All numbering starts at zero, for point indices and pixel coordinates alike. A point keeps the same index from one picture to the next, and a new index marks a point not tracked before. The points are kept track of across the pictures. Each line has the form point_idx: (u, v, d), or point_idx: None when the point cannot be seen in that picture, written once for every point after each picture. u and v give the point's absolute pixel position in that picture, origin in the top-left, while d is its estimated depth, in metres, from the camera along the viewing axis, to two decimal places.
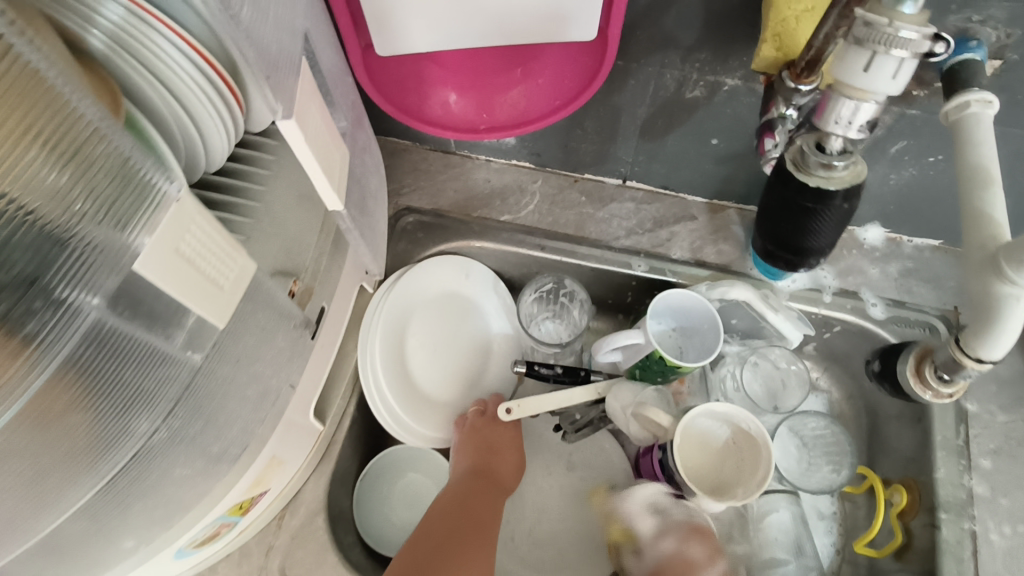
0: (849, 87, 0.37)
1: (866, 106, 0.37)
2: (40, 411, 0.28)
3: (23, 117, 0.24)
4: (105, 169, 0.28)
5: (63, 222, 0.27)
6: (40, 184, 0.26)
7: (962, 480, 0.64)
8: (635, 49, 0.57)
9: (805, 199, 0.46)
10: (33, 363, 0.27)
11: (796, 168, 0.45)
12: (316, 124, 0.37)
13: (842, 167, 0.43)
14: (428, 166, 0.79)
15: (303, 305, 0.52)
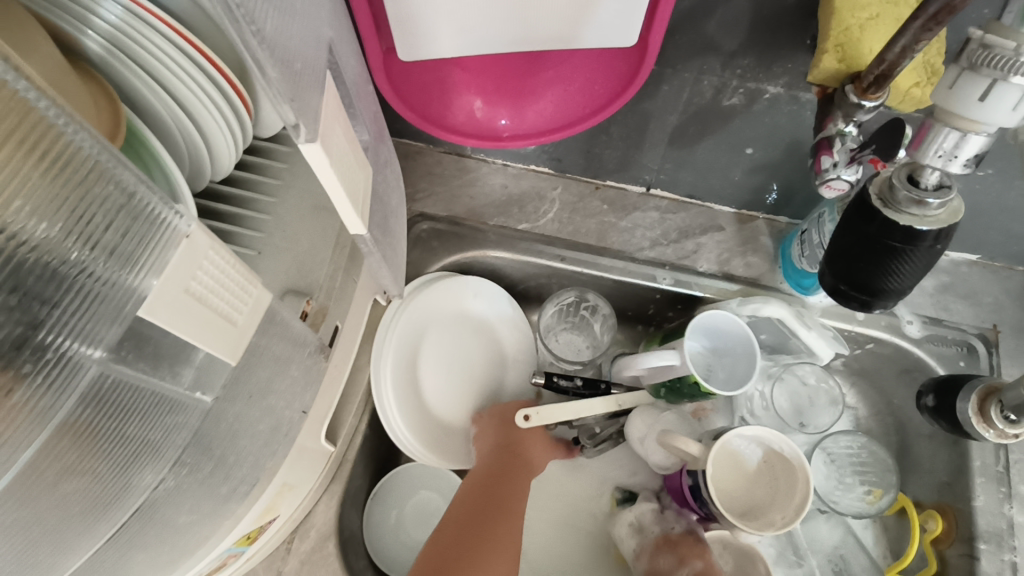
0: (962, 117, 0.39)
1: (977, 138, 0.39)
2: (35, 482, 0.25)
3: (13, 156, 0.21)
4: (107, 207, 0.25)
5: (58, 268, 0.24)
6: (35, 226, 0.22)
7: (1002, 509, 0.61)
8: (672, 53, 0.53)
9: (891, 237, 0.42)
10: (29, 426, 0.24)
11: (883, 204, 0.42)
12: (341, 142, 0.33)
13: (937, 206, 0.40)
14: (442, 170, 0.75)
15: (317, 327, 0.48)
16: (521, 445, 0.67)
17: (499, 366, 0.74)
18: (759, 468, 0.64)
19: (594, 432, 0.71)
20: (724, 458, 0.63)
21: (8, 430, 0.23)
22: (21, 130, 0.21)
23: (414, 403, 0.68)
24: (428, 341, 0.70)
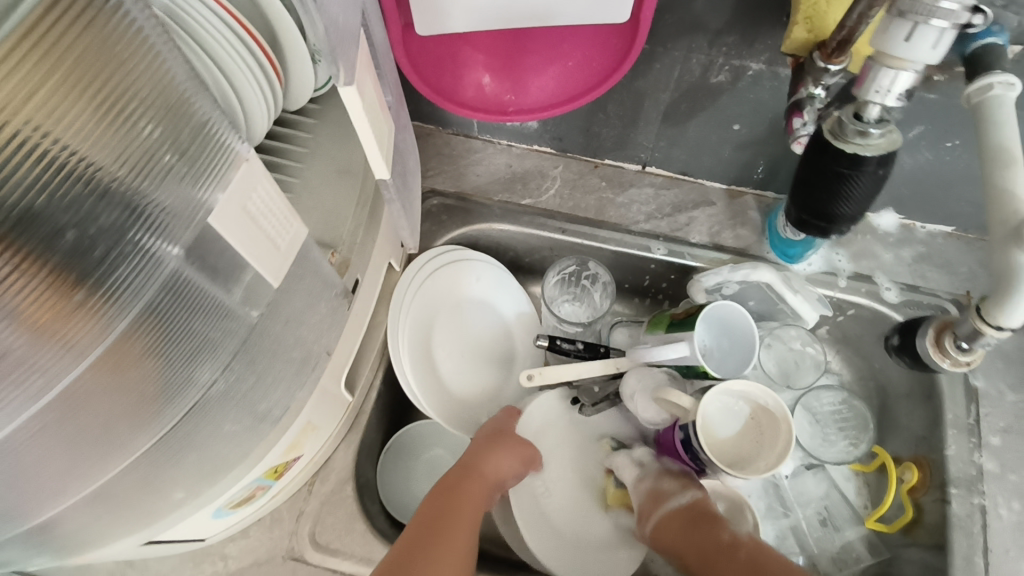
0: (892, 57, 0.39)
1: (904, 74, 0.39)
2: (120, 356, 0.30)
3: (127, 76, 0.26)
4: (192, 129, 0.30)
5: (152, 178, 0.29)
6: (134, 137, 0.27)
7: (972, 457, 0.66)
8: (663, 33, 0.58)
9: (839, 164, 0.48)
10: (120, 306, 0.29)
11: (833, 137, 0.47)
12: (369, 92, 0.38)
13: (878, 137, 0.46)
14: (451, 150, 0.81)
15: (342, 275, 0.54)
16: (484, 460, 0.65)
17: (504, 342, 0.80)
18: (747, 423, 0.69)
19: (594, 391, 0.76)
20: (715, 411, 0.68)
21: (105, 304, 0.28)
22: (135, 55, 0.26)
23: (428, 371, 0.72)
24: (440, 318, 0.76)
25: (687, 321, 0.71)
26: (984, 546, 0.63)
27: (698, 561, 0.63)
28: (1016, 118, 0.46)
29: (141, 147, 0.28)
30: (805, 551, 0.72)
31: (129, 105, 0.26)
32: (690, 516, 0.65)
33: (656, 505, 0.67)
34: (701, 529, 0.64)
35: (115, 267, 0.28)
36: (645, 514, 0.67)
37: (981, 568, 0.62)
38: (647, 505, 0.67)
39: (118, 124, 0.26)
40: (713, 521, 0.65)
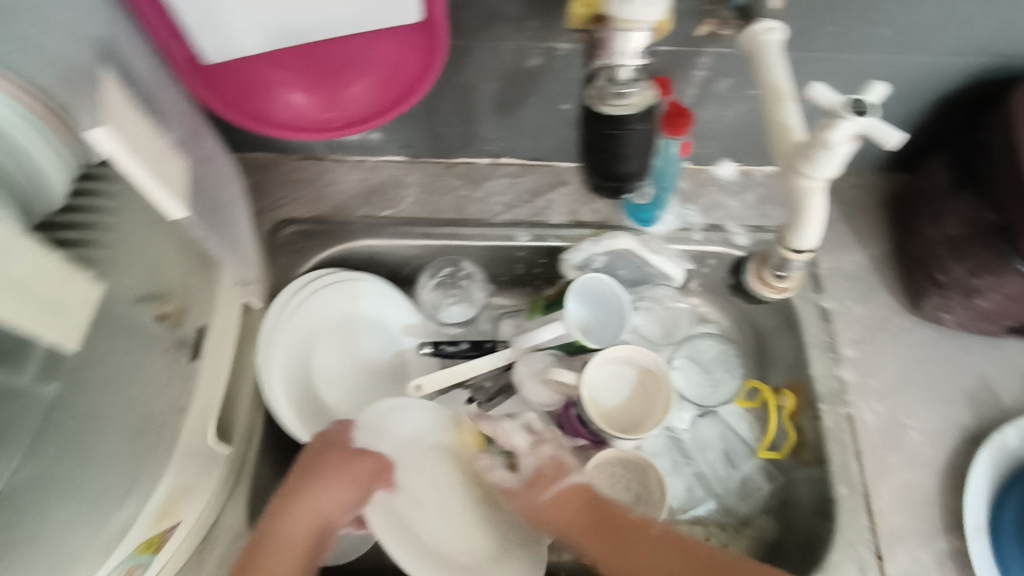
0: (621, 19, 0.42)
1: (637, 34, 0.42)
2: None
3: None
4: None
5: None
6: None
7: (833, 371, 0.72)
8: (468, 26, 0.59)
9: (606, 127, 0.48)
10: None
11: (595, 101, 0.47)
12: (135, 126, 0.37)
13: (632, 96, 0.47)
14: (300, 175, 0.79)
15: (178, 326, 0.51)
16: (303, 502, 0.57)
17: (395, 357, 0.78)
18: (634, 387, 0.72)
19: (487, 388, 0.77)
20: (601, 381, 0.71)
21: None
22: None
23: (313, 409, 0.71)
24: (320, 350, 0.74)
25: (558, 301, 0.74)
26: (856, 450, 0.68)
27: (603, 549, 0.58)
28: (785, 58, 0.50)
29: None
30: (712, 495, 0.76)
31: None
32: (580, 504, 0.61)
33: (556, 475, 0.63)
34: (608, 520, 0.59)
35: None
36: (537, 486, 0.63)
37: (857, 471, 0.67)
38: (547, 474, 0.64)
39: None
40: (618, 508, 0.61)
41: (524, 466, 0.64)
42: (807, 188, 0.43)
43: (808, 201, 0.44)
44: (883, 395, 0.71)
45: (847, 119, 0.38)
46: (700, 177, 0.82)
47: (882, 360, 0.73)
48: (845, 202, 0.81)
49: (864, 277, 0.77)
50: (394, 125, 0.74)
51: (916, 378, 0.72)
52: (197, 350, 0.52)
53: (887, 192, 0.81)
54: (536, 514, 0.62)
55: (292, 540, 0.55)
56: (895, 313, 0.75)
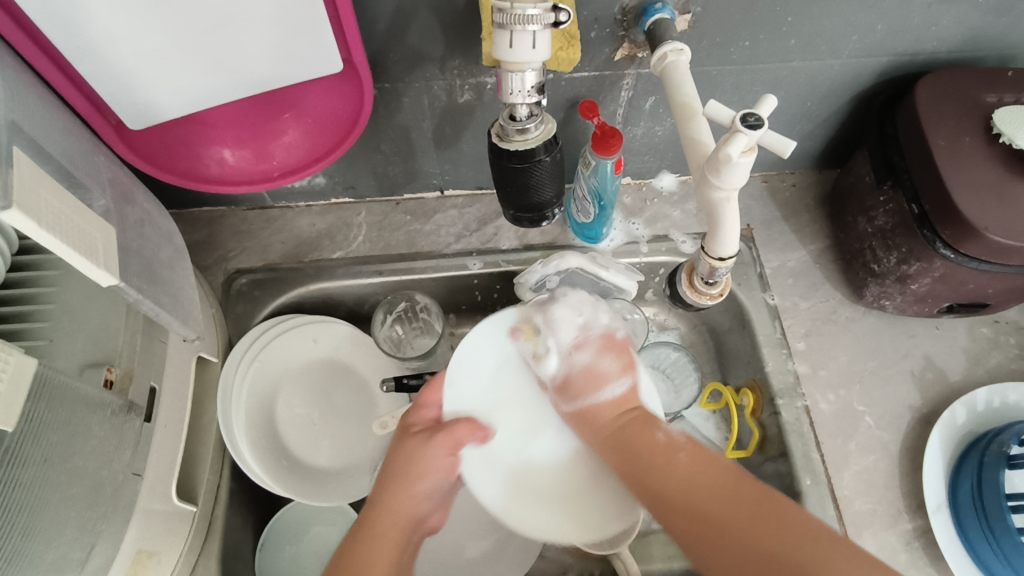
0: (510, 62, 0.42)
1: (528, 74, 0.43)
2: None
3: None
4: None
5: None
6: None
7: (787, 366, 0.74)
8: (394, 70, 0.61)
9: (512, 161, 0.51)
10: None
11: (501, 140, 0.50)
12: (61, 205, 0.38)
13: (533, 130, 0.50)
14: (249, 226, 0.80)
15: (126, 390, 0.51)
16: (394, 497, 0.58)
17: (359, 395, 0.78)
18: None
19: None
20: None
21: None
22: None
23: (278, 457, 0.71)
24: (283, 397, 0.75)
25: None
26: (816, 441, 0.70)
27: (636, 471, 0.55)
28: (692, 78, 0.53)
29: None
30: None
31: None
32: (629, 410, 0.59)
33: (589, 388, 0.60)
34: (630, 435, 0.57)
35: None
36: (572, 386, 0.60)
37: (819, 461, 0.69)
38: (578, 384, 0.60)
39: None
40: (644, 421, 0.58)
41: (578, 359, 0.61)
42: (720, 200, 0.45)
43: (724, 211, 0.45)
44: (836, 384, 0.73)
45: (741, 133, 0.40)
46: (642, 191, 0.84)
47: (831, 350, 0.75)
48: (784, 202, 0.84)
49: (808, 272, 0.80)
50: (338, 170, 0.75)
51: (866, 366, 0.74)
52: (148, 412, 0.52)
53: (822, 188, 0.84)
54: (580, 427, 0.59)
55: (394, 518, 0.58)
56: (840, 304, 0.78)
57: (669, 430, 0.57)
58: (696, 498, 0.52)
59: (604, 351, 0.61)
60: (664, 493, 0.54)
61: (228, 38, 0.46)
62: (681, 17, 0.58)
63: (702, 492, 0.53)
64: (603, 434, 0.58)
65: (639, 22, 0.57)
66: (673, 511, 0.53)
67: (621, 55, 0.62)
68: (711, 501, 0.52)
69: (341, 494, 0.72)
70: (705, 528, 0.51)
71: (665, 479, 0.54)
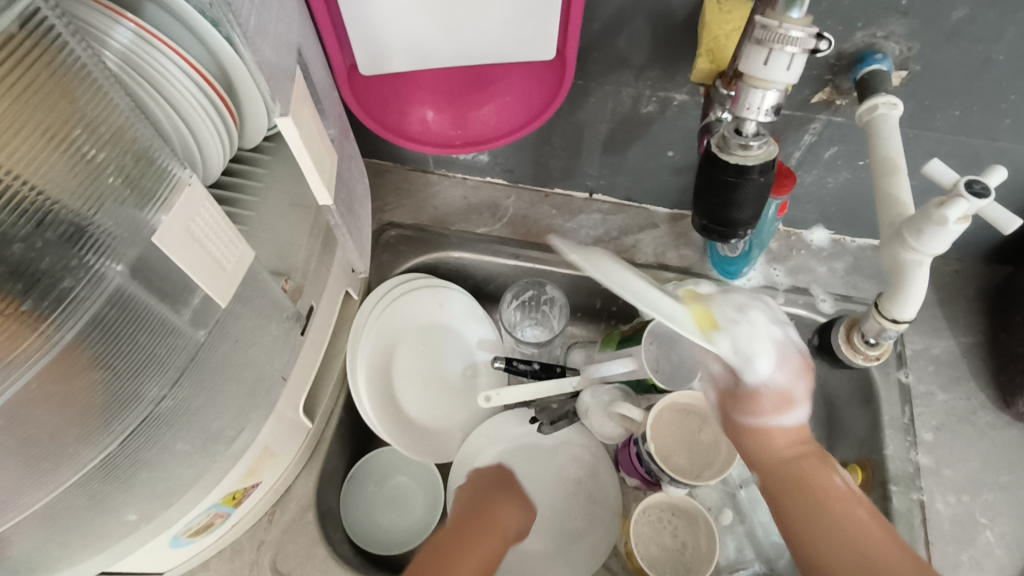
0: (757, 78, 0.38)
1: (771, 93, 0.39)
2: (52, 382, 0.31)
3: (59, 113, 0.29)
4: (106, 154, 0.32)
5: (82, 207, 0.31)
6: (54, 175, 0.29)
7: (909, 454, 0.69)
8: (592, 69, 0.63)
9: (726, 175, 0.43)
10: (49, 335, 0.30)
11: (719, 150, 0.44)
12: (309, 126, 0.43)
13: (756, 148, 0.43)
14: (409, 185, 0.85)
15: (295, 301, 0.56)
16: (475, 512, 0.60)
17: (467, 366, 0.82)
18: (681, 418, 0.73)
19: (553, 409, 0.78)
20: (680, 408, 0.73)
21: (26, 343, 0.30)
22: (38, 77, 0.27)
23: (388, 403, 0.75)
24: (402, 348, 0.79)
25: (634, 336, 0.74)
26: (925, 540, 0.65)
27: (794, 498, 0.52)
28: (899, 133, 0.51)
29: (75, 171, 0.30)
30: (762, 558, 0.72)
31: (71, 136, 0.30)
32: (807, 442, 0.55)
33: (780, 408, 0.54)
34: (808, 480, 0.52)
35: (54, 294, 0.30)
36: (758, 403, 0.54)
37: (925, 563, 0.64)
38: (768, 401, 0.54)
39: (58, 156, 0.29)
40: (824, 463, 0.53)
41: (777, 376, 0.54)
42: (913, 262, 0.44)
43: (911, 273, 0.44)
44: (961, 487, 0.68)
45: (963, 198, 0.39)
46: (791, 240, 0.82)
47: (963, 451, 0.70)
48: (941, 286, 0.79)
49: (953, 364, 0.74)
50: (504, 151, 0.78)
51: (998, 479, 0.69)
52: (305, 325, 0.57)
53: (988, 282, 0.79)
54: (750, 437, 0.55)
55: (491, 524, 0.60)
56: (983, 406, 0.72)
57: (846, 476, 0.53)
58: (853, 536, 0.50)
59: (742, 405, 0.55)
60: (794, 503, 0.52)
61: (470, 11, 0.51)
62: (896, 72, 0.56)
63: (874, 551, 0.49)
64: (784, 474, 0.53)
65: (852, 70, 0.56)
66: (797, 528, 0.51)
67: (819, 98, 0.61)
68: (860, 545, 0.49)
69: (433, 452, 0.77)
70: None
71: (830, 519, 0.51)
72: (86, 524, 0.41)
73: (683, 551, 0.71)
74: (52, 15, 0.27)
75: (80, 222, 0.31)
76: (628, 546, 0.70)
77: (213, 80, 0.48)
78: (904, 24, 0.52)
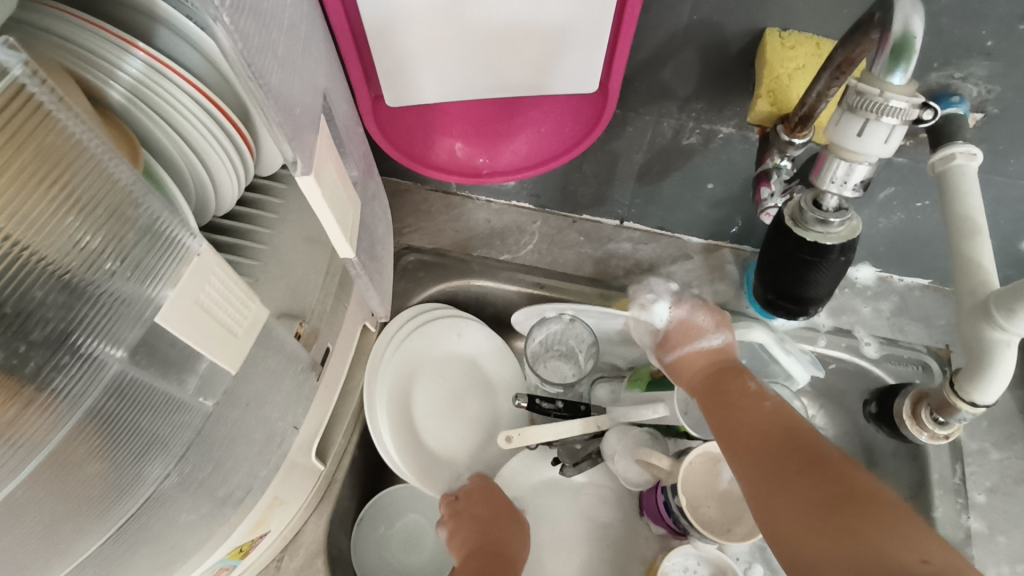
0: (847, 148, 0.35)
1: (862, 166, 0.36)
2: (49, 478, 0.28)
3: (55, 194, 0.25)
4: (104, 232, 0.28)
5: (78, 294, 0.27)
6: (46, 265, 0.25)
7: (960, 519, 0.64)
8: (633, 99, 0.58)
9: (804, 251, 0.42)
10: (40, 432, 0.27)
11: (795, 224, 0.42)
12: (332, 177, 0.39)
13: (837, 225, 0.41)
14: (429, 207, 0.81)
15: (309, 347, 0.52)
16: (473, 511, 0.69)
17: (486, 401, 0.78)
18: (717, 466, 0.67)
19: (575, 450, 0.73)
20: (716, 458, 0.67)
21: (28, 428, 0.26)
22: (25, 157, 0.24)
23: (407, 439, 0.72)
24: (420, 380, 0.75)
25: (667, 380, 0.72)
26: None
27: (708, 407, 0.56)
28: (978, 188, 0.46)
29: (75, 253, 0.27)
30: None
31: (65, 218, 0.26)
32: (722, 359, 0.61)
33: (688, 338, 0.64)
34: (720, 387, 0.57)
35: (46, 391, 0.27)
36: (670, 338, 0.65)
37: None
38: (677, 337, 0.64)
39: (52, 238, 0.25)
40: (738, 374, 0.57)
41: (674, 313, 0.66)
42: (999, 342, 0.39)
43: (997, 354, 0.39)
44: (1015, 557, 0.64)
45: None
46: None
47: (1019, 517, 0.65)
48: None
49: (1008, 418, 0.70)
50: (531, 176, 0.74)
51: None
52: (320, 371, 0.53)
53: None
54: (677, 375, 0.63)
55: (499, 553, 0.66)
56: None
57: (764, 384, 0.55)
58: (772, 438, 0.48)
59: (666, 344, 0.65)
60: (716, 410, 0.55)
61: (507, 41, 0.46)
62: (972, 115, 0.51)
63: (772, 426, 0.49)
64: (700, 390, 0.59)
65: None
66: (718, 425, 0.53)
67: None
68: (770, 439, 0.48)
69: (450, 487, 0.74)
70: (772, 473, 0.45)
71: (742, 410, 0.53)
72: None
73: None
74: (39, 89, 0.23)
75: (77, 310, 0.27)
76: None
77: (229, 111, 0.44)
78: (987, 66, 0.47)
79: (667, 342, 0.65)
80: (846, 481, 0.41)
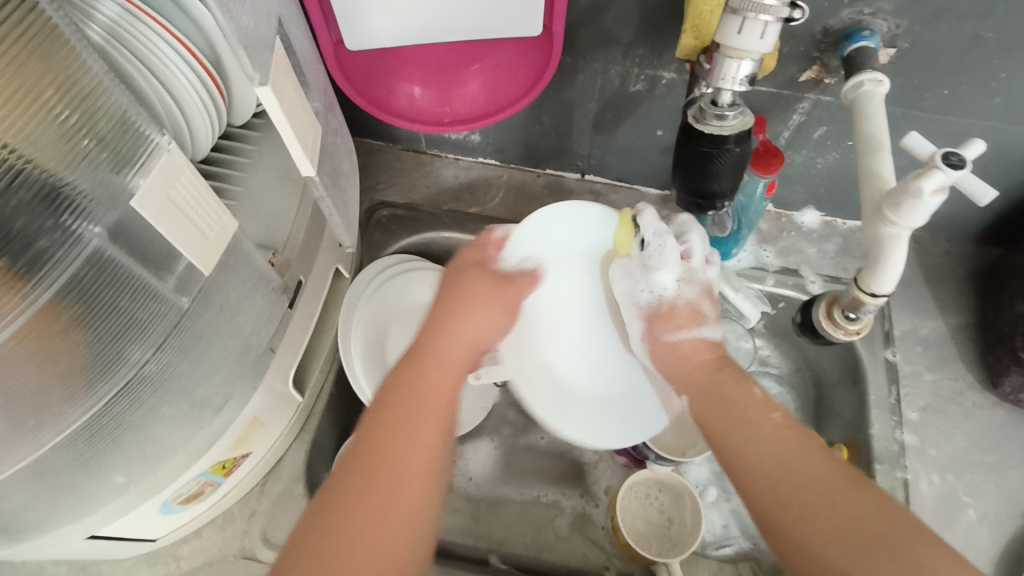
0: (733, 46, 0.42)
1: (746, 63, 0.43)
2: (34, 337, 0.33)
3: (34, 73, 0.29)
4: (80, 118, 0.32)
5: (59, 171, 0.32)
6: (27, 138, 0.30)
7: (894, 434, 0.69)
8: (580, 46, 0.63)
9: (703, 146, 0.47)
10: (26, 292, 0.31)
11: (696, 121, 0.47)
12: (289, 96, 0.44)
13: (731, 119, 0.46)
14: (401, 165, 0.85)
15: (282, 274, 0.57)
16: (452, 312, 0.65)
17: None
18: None
19: None
20: None
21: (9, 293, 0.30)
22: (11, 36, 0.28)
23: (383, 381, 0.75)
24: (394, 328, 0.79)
25: None
26: None
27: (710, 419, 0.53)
28: (886, 112, 0.51)
29: (54, 130, 0.31)
30: (747, 535, 0.74)
31: (42, 95, 0.30)
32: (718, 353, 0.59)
33: (690, 322, 0.60)
34: (721, 386, 0.55)
35: (30, 253, 0.31)
36: (672, 315, 0.60)
37: None
38: (682, 315, 0.60)
39: (31, 113, 0.30)
40: (737, 378, 0.55)
41: (682, 291, 0.61)
42: (891, 236, 0.44)
43: (889, 246, 0.44)
44: (945, 467, 0.69)
45: (940, 169, 0.39)
46: (781, 222, 0.82)
47: (949, 431, 0.71)
48: (932, 267, 0.79)
49: (941, 344, 0.75)
50: (494, 130, 0.78)
51: (984, 459, 0.69)
52: (292, 299, 0.58)
53: (981, 265, 0.78)
54: (665, 356, 0.61)
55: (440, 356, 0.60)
56: (970, 387, 0.73)
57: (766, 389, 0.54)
58: (791, 467, 0.46)
59: (666, 319, 0.60)
60: (720, 421, 0.52)
61: None
62: (884, 49, 0.56)
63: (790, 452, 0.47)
64: (696, 383, 0.57)
65: (838, 47, 0.56)
66: (725, 442, 0.51)
67: (807, 76, 0.61)
68: (789, 471, 0.46)
69: None
70: (795, 510, 0.44)
71: (751, 421, 0.51)
72: (73, 486, 0.42)
73: (670, 526, 0.71)
74: None
75: (56, 183, 0.32)
76: (614, 521, 0.71)
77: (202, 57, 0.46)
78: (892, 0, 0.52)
79: (671, 316, 0.60)
80: (872, 521, 0.41)
